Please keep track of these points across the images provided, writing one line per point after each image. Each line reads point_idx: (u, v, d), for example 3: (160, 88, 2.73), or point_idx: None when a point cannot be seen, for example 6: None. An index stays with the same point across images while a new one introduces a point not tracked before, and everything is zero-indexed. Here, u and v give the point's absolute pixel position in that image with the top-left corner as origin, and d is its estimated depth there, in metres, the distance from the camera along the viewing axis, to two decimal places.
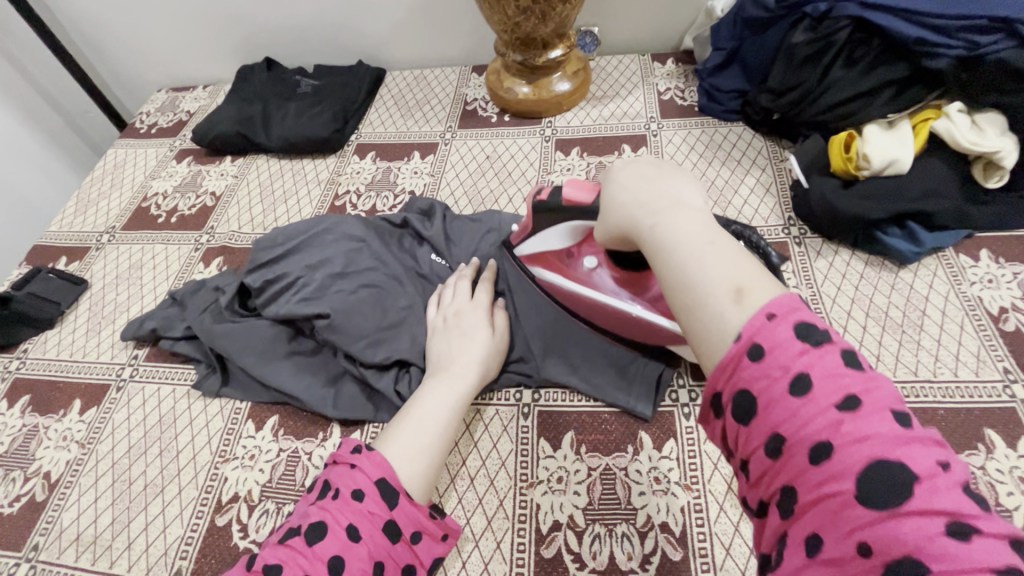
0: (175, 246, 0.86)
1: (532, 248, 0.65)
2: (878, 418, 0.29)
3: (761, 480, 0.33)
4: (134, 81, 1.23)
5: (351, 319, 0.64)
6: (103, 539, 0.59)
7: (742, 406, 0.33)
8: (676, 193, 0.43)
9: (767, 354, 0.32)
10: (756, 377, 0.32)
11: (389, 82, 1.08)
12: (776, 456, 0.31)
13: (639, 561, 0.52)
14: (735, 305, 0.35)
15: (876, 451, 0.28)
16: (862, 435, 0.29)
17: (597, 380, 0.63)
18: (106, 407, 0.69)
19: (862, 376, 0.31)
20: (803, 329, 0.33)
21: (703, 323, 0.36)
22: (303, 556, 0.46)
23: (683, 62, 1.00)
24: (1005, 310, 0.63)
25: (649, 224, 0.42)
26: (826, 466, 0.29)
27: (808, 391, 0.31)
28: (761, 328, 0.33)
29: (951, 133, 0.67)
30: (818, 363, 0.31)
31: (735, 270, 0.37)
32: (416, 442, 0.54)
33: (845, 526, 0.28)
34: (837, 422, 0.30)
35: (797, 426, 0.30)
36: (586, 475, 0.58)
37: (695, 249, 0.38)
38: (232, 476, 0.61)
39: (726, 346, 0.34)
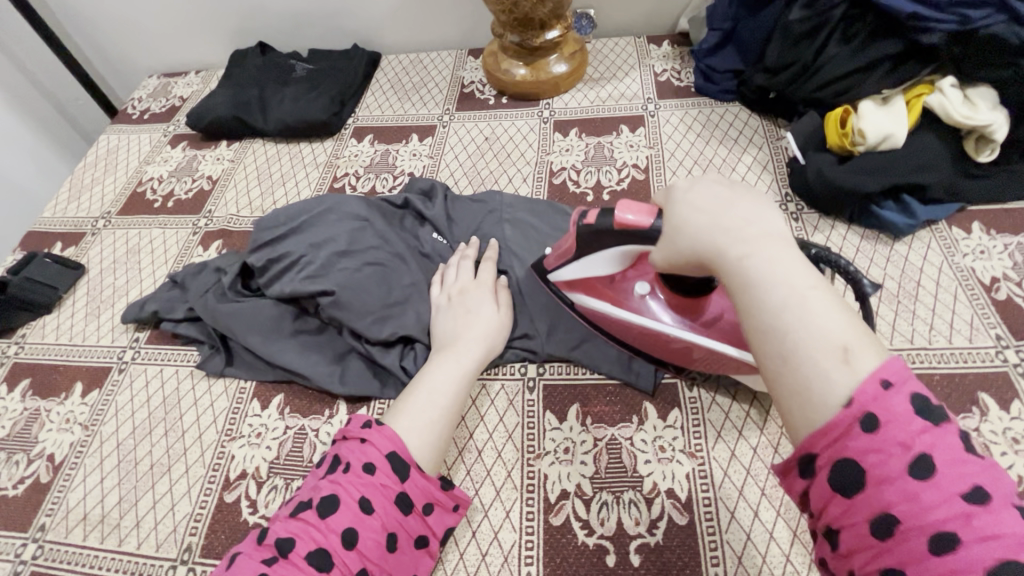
0: (172, 230, 0.85)
1: (569, 273, 0.61)
2: (1002, 515, 0.29)
3: (857, 554, 0.32)
4: (125, 67, 1.21)
5: (356, 296, 0.64)
6: (111, 518, 0.59)
7: (849, 478, 0.32)
8: (760, 223, 0.41)
9: (883, 428, 0.32)
10: (872, 453, 0.32)
11: (384, 66, 1.07)
12: (885, 535, 0.31)
13: (646, 526, 0.53)
14: (843, 366, 0.34)
15: (1002, 550, 0.28)
16: (990, 532, 0.29)
17: (601, 356, 0.64)
18: (108, 389, 0.69)
19: (981, 465, 0.31)
20: (921, 408, 0.32)
21: (806, 378, 0.35)
22: (316, 528, 0.46)
23: (679, 43, 1.00)
24: (997, 279, 0.65)
25: (738, 259, 0.39)
26: (948, 558, 0.29)
27: (930, 475, 0.30)
28: (879, 399, 0.32)
29: (944, 108, 0.68)
30: (941, 447, 0.31)
31: (839, 326, 0.35)
32: (425, 415, 0.55)
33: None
34: (963, 513, 0.29)
35: (917, 508, 0.30)
36: (592, 445, 0.59)
37: (795, 297, 0.36)
38: (240, 454, 0.61)
39: (836, 408, 0.33)
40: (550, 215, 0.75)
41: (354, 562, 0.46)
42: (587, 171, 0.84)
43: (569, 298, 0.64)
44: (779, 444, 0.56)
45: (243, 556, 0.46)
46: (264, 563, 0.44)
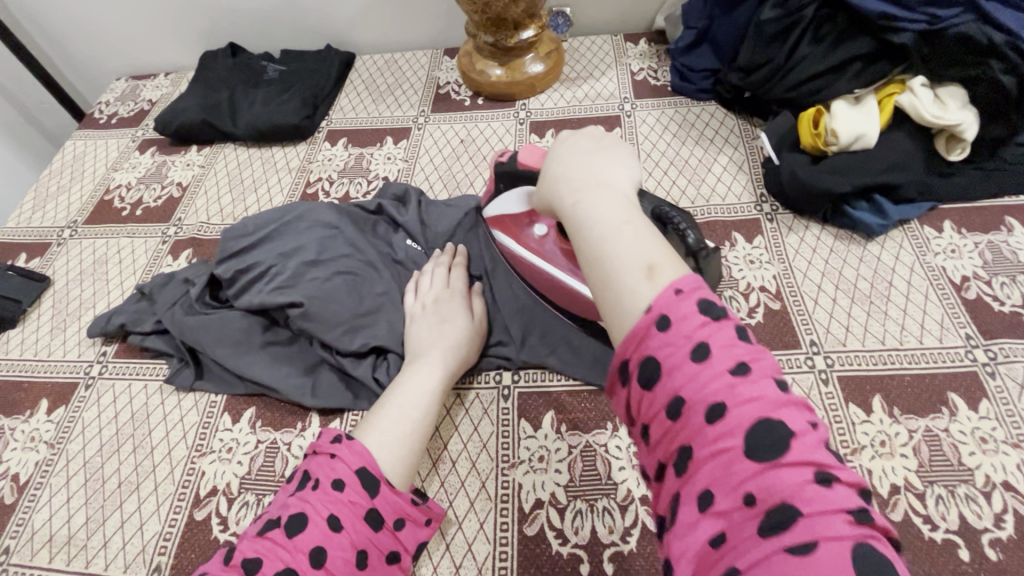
0: (141, 239, 0.83)
1: (492, 210, 0.65)
2: (764, 382, 0.31)
3: (659, 443, 0.33)
4: (93, 70, 1.18)
5: (326, 306, 0.63)
6: (78, 539, 0.58)
7: (647, 373, 0.33)
8: (603, 170, 0.43)
9: (673, 324, 0.32)
10: (663, 345, 0.32)
11: (359, 67, 1.05)
12: (676, 419, 0.31)
13: (620, 534, 0.53)
14: (647, 282, 0.34)
15: (764, 411, 0.29)
16: (751, 397, 0.30)
17: (575, 361, 0.64)
18: (75, 406, 0.67)
19: (752, 347, 0.32)
20: (705, 304, 0.33)
21: (617, 297, 0.35)
22: (284, 548, 0.45)
23: (655, 42, 1.00)
24: (967, 278, 0.65)
25: (573, 201, 0.41)
26: (720, 425, 0.30)
27: (707, 356, 0.31)
28: (669, 302, 0.33)
29: (915, 108, 0.69)
30: (717, 332, 0.32)
31: (648, 249, 0.36)
32: (397, 428, 0.54)
33: (732, 479, 0.29)
34: (731, 386, 0.30)
35: (698, 389, 0.31)
36: (567, 453, 0.58)
37: (611, 225, 0.38)
38: (210, 470, 0.60)
39: (637, 317, 0.34)
40: None
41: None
42: None
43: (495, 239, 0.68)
44: None
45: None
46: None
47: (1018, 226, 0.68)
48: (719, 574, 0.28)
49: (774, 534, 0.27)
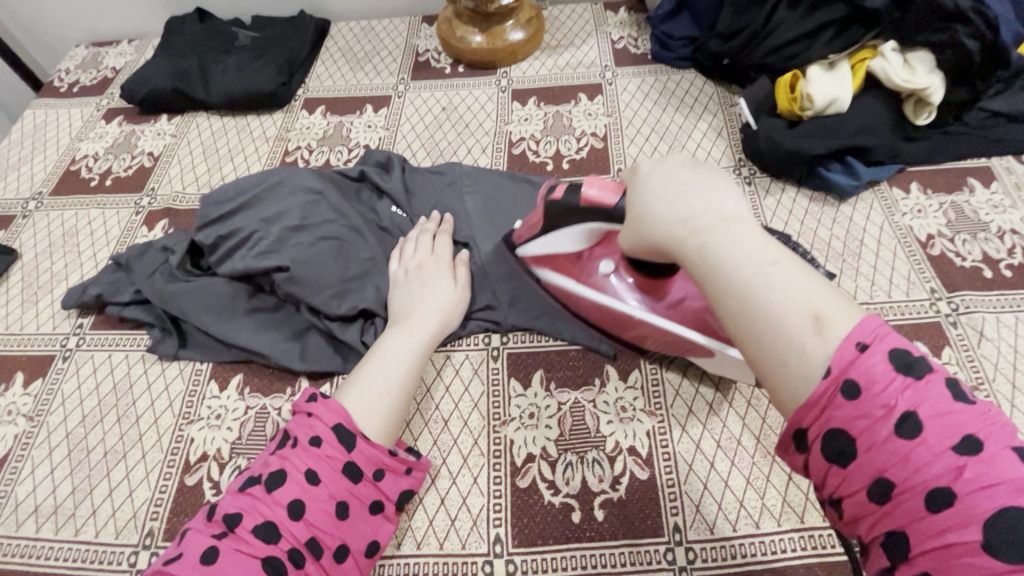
0: (112, 210, 0.81)
1: (536, 248, 0.62)
2: (1000, 462, 0.30)
3: (862, 520, 0.34)
4: (47, 34, 1.11)
5: (312, 271, 0.63)
6: (65, 508, 0.57)
7: (842, 449, 0.33)
8: (719, 206, 0.42)
9: (866, 394, 0.32)
10: (860, 420, 0.32)
11: (334, 35, 1.03)
12: (885, 500, 0.32)
13: (609, 483, 0.55)
14: (816, 335, 0.35)
15: (1003, 499, 0.29)
16: (984, 481, 0.29)
17: (564, 322, 0.65)
18: (53, 378, 0.65)
19: (972, 411, 0.31)
20: (904, 366, 0.33)
21: (783, 354, 0.36)
22: (263, 503, 0.46)
23: (635, 11, 1.00)
24: (932, 236, 0.69)
25: (698, 242, 0.41)
26: (943, 511, 0.30)
27: (917, 435, 0.31)
28: (858, 364, 0.33)
29: (886, 71, 0.71)
30: (926, 404, 0.31)
31: (807, 295, 0.36)
32: (374, 388, 0.54)
33: (965, 569, 0.29)
34: (955, 468, 0.30)
35: (910, 471, 0.31)
36: (556, 410, 0.60)
37: (758, 270, 0.38)
38: (199, 436, 0.60)
39: (817, 380, 0.34)
40: (511, 186, 0.74)
41: (304, 532, 0.46)
42: (546, 141, 0.83)
43: (537, 275, 0.65)
44: (734, 400, 0.59)
45: (192, 532, 0.46)
46: (213, 538, 0.45)
47: (979, 187, 0.72)
48: None
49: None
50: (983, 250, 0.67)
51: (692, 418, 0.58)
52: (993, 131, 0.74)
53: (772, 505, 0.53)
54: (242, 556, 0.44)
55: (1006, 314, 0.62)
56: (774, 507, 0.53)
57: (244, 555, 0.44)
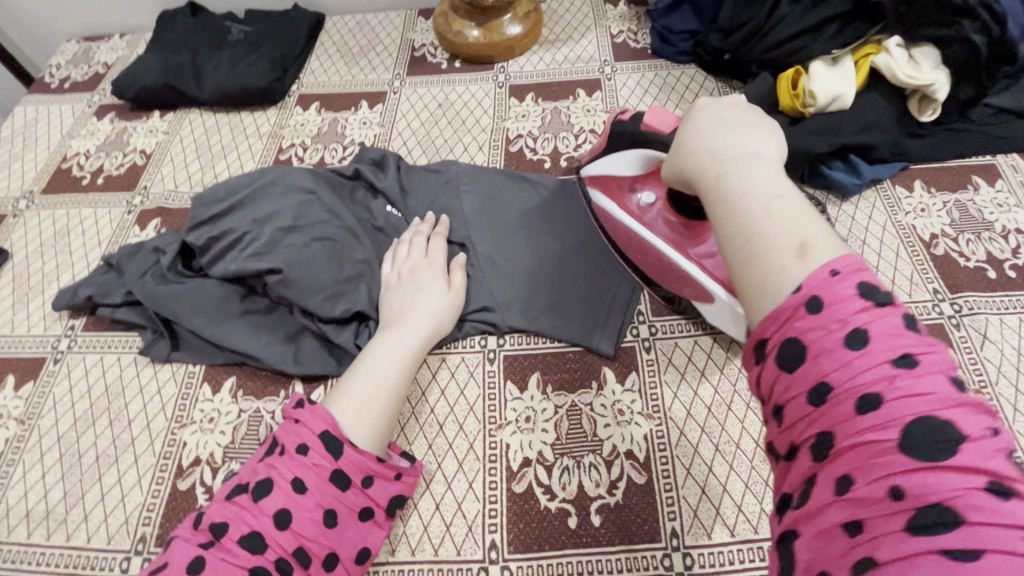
0: (104, 209, 0.80)
1: (596, 169, 0.67)
2: (932, 379, 0.30)
3: (793, 426, 0.33)
4: (38, 29, 1.09)
5: (306, 273, 0.62)
6: (57, 513, 0.57)
7: (790, 354, 0.33)
8: (751, 143, 0.42)
9: (826, 307, 0.32)
10: (813, 328, 0.32)
11: (329, 29, 1.01)
12: (818, 404, 0.32)
13: (606, 487, 0.55)
14: (797, 260, 0.35)
15: (927, 408, 0.29)
16: (915, 392, 0.29)
17: (562, 324, 0.64)
18: (44, 381, 0.65)
19: (921, 340, 0.31)
20: (865, 290, 0.33)
21: (762, 274, 0.35)
22: (249, 512, 0.46)
23: (635, 4, 0.97)
24: (936, 236, 0.68)
25: (718, 172, 0.41)
26: (872, 415, 0.30)
27: (865, 345, 0.31)
28: (822, 282, 0.33)
29: (890, 67, 0.70)
30: (879, 322, 0.31)
31: (799, 225, 0.36)
32: (363, 394, 0.53)
33: (880, 468, 0.29)
34: (891, 377, 0.30)
35: (849, 375, 0.31)
36: (553, 413, 0.59)
37: (763, 201, 0.38)
38: (192, 440, 0.59)
39: (785, 295, 0.34)
40: (508, 185, 0.73)
41: (290, 542, 0.46)
42: (544, 138, 0.82)
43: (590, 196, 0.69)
44: (733, 403, 0.58)
45: (179, 540, 0.46)
46: (200, 547, 0.45)
47: (983, 185, 0.71)
48: (853, 560, 0.29)
49: (925, 534, 0.27)
50: (987, 250, 0.66)
51: (690, 421, 0.57)
52: (999, 128, 0.73)
53: (771, 510, 0.52)
54: (227, 566, 0.44)
55: (1009, 316, 0.61)
56: None
57: (230, 565, 0.44)
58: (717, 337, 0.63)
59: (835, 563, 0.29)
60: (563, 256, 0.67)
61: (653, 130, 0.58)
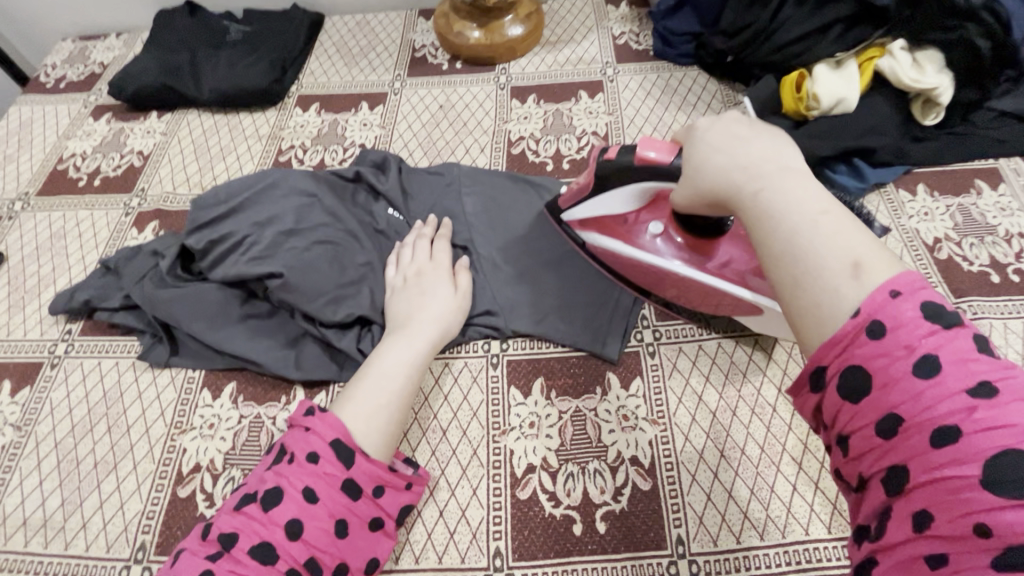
0: (101, 212, 0.79)
1: (584, 212, 0.63)
2: (1012, 408, 0.29)
3: (864, 457, 0.33)
4: (32, 28, 1.08)
5: (307, 277, 0.61)
6: (54, 521, 0.56)
7: (856, 386, 0.33)
8: (783, 156, 0.41)
9: (891, 335, 0.32)
10: (879, 358, 0.32)
11: (328, 29, 1.00)
12: (890, 437, 0.32)
13: (611, 494, 0.54)
14: (853, 279, 0.34)
15: (1009, 440, 0.28)
16: (995, 423, 0.29)
17: (566, 328, 0.63)
18: (41, 386, 0.64)
19: (995, 365, 0.31)
20: (932, 315, 0.32)
21: (816, 294, 0.35)
22: (259, 522, 0.46)
23: (637, 5, 0.97)
24: (939, 240, 0.68)
25: (753, 187, 0.40)
26: (950, 448, 0.29)
27: (936, 374, 0.31)
28: (884, 307, 0.32)
29: (894, 71, 0.70)
30: (948, 349, 0.31)
31: (850, 242, 0.35)
32: (373, 401, 0.53)
33: (962, 505, 0.29)
34: (969, 409, 0.29)
35: (922, 408, 0.30)
36: (557, 419, 0.59)
37: (807, 215, 0.37)
38: (192, 447, 0.59)
39: (844, 319, 0.33)
40: (511, 188, 0.72)
41: (302, 552, 0.45)
42: (546, 140, 0.82)
43: (581, 237, 0.65)
44: (737, 408, 0.58)
45: (187, 552, 0.45)
46: (208, 559, 0.44)
47: (986, 189, 0.71)
48: None
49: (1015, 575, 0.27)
50: (990, 255, 0.66)
51: (695, 427, 0.57)
52: (1002, 131, 0.72)
53: (777, 516, 0.52)
54: None
55: (1013, 320, 0.61)
56: (779, 519, 0.52)
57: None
58: (722, 342, 0.62)
59: None
60: (565, 260, 0.67)
61: (652, 164, 0.53)
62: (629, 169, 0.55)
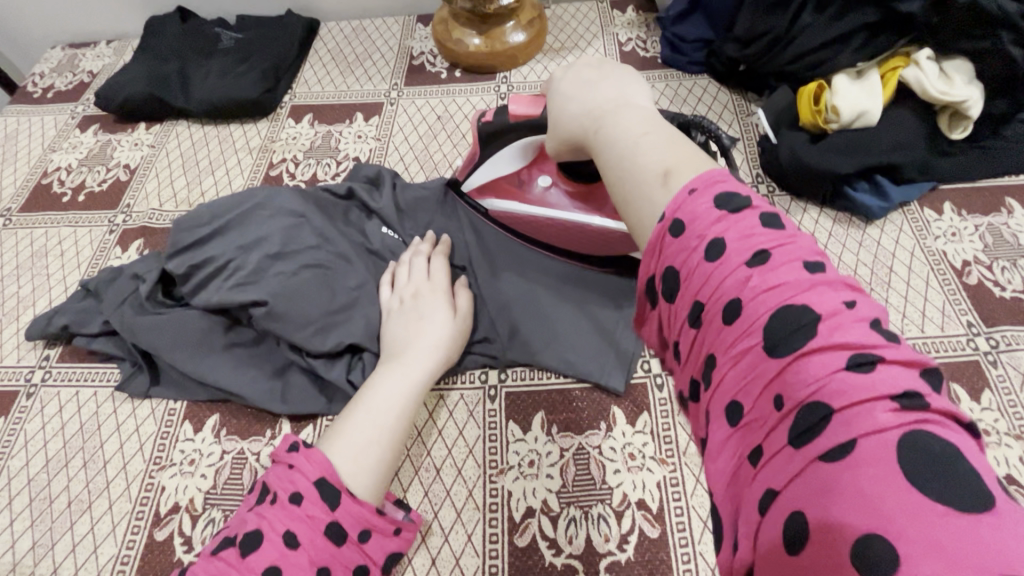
0: (84, 229, 0.75)
1: (479, 180, 0.64)
2: (785, 268, 0.27)
3: (688, 359, 0.30)
4: (20, 35, 1.05)
5: (294, 303, 0.58)
6: (24, 565, 0.53)
7: (669, 285, 0.31)
8: (620, 96, 0.41)
9: (686, 226, 0.30)
10: (678, 250, 0.30)
11: (323, 36, 0.97)
12: (697, 326, 0.29)
13: (616, 542, 0.51)
14: (663, 188, 0.33)
15: (783, 297, 0.26)
16: (770, 285, 0.27)
17: (567, 357, 0.59)
18: (15, 418, 0.61)
19: (776, 234, 0.29)
20: (722, 198, 0.30)
21: (637, 211, 0.34)
22: (235, 569, 0.41)
23: (644, 10, 0.93)
24: (968, 263, 0.63)
25: (594, 126, 0.41)
26: (737, 323, 0.27)
27: (721, 254, 0.29)
28: (682, 203, 0.31)
29: (920, 83, 0.65)
30: (734, 227, 0.29)
31: (665, 154, 0.35)
32: (365, 436, 0.49)
33: (757, 381, 0.26)
34: (747, 278, 0.27)
35: (712, 288, 0.28)
36: (558, 457, 0.55)
37: (633, 139, 0.37)
38: (171, 485, 0.55)
39: (654, 226, 0.32)
40: None
41: None
42: None
43: (484, 206, 0.65)
44: None
45: None
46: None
47: (1018, 208, 0.66)
48: (758, 494, 0.25)
49: (805, 444, 0.23)
50: None
51: None
52: None
53: None
54: None
55: None
56: None
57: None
58: None
59: (747, 504, 0.25)
60: (568, 282, 0.63)
61: (524, 117, 0.56)
62: (506, 130, 0.58)
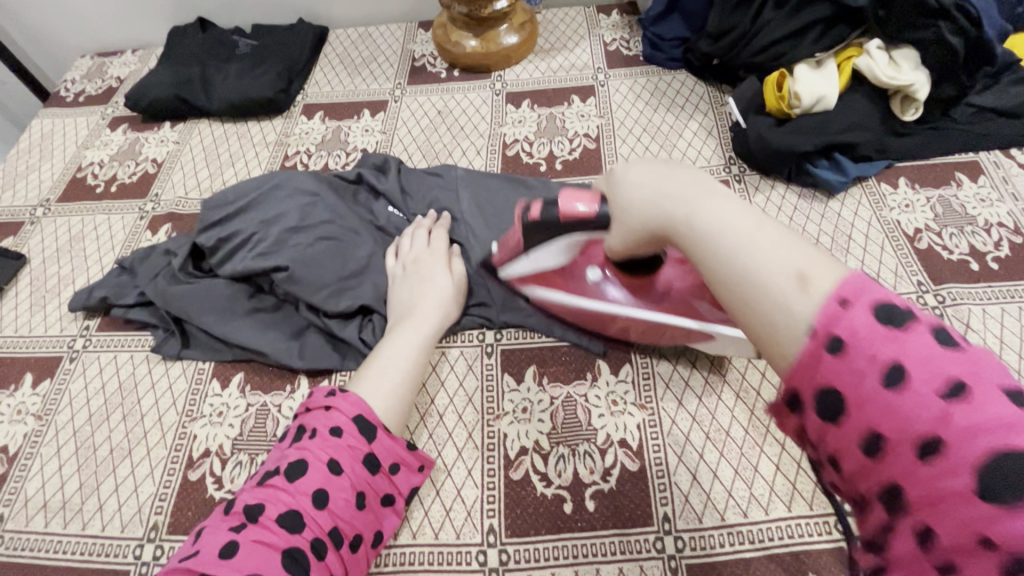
0: (117, 215, 0.83)
1: (523, 268, 0.62)
2: (987, 403, 0.28)
3: (859, 475, 0.32)
4: (53, 45, 1.14)
5: (311, 270, 0.65)
6: (73, 503, 0.59)
7: (834, 406, 0.31)
8: (702, 183, 0.42)
9: (850, 350, 0.31)
10: (847, 375, 0.31)
11: (332, 41, 1.05)
12: (875, 454, 0.30)
13: (600, 474, 0.57)
14: (802, 294, 0.33)
15: (991, 440, 0.27)
16: (971, 426, 0.27)
17: (556, 321, 0.66)
18: (60, 379, 0.67)
19: (962, 358, 0.29)
20: (886, 316, 0.31)
21: (769, 315, 0.34)
22: (286, 492, 0.48)
23: (627, 13, 1.01)
24: (920, 230, 0.70)
25: (682, 211, 0.41)
26: (935, 460, 0.28)
27: (904, 383, 0.29)
28: (837, 319, 0.31)
29: (871, 69, 0.72)
30: (911, 352, 0.29)
31: (790, 258, 0.35)
32: (387, 380, 0.56)
33: (958, 515, 0.27)
34: (943, 414, 0.28)
35: (898, 421, 0.29)
36: (549, 404, 0.61)
37: (745, 237, 0.37)
38: (202, 433, 0.62)
39: (802, 340, 0.32)
40: (504, 186, 0.74)
41: (327, 521, 0.48)
42: (540, 142, 0.85)
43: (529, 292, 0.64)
44: (722, 393, 0.60)
45: (210, 529, 0.46)
46: (233, 531, 0.45)
47: (966, 181, 0.73)
48: None
49: None
50: (970, 244, 0.68)
51: (682, 409, 0.59)
52: (981, 126, 0.75)
53: (760, 494, 0.54)
54: (266, 544, 0.45)
55: (992, 306, 0.63)
56: (762, 497, 0.54)
57: (266, 546, 0.44)
58: None
59: None
60: None
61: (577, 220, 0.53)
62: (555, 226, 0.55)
